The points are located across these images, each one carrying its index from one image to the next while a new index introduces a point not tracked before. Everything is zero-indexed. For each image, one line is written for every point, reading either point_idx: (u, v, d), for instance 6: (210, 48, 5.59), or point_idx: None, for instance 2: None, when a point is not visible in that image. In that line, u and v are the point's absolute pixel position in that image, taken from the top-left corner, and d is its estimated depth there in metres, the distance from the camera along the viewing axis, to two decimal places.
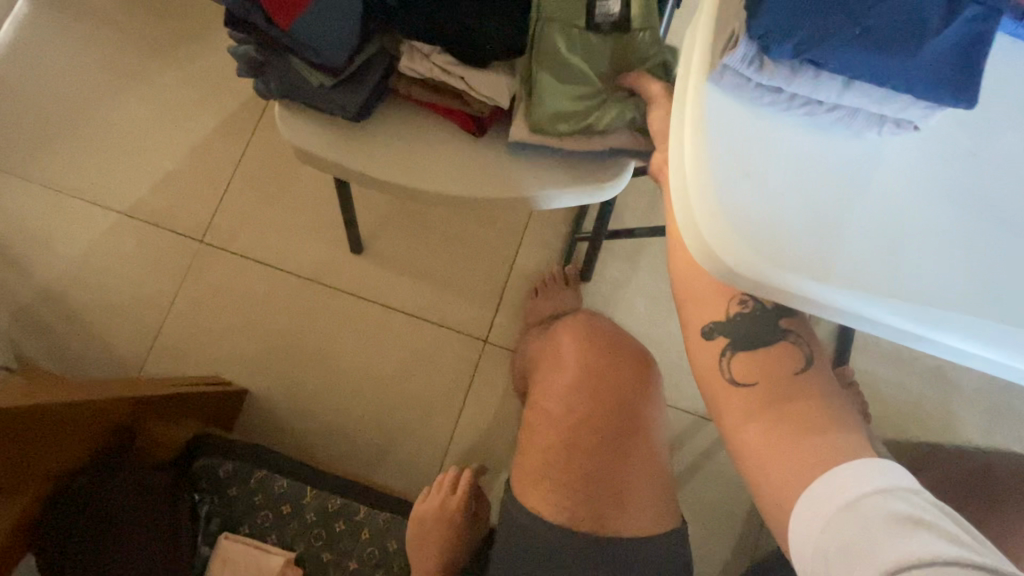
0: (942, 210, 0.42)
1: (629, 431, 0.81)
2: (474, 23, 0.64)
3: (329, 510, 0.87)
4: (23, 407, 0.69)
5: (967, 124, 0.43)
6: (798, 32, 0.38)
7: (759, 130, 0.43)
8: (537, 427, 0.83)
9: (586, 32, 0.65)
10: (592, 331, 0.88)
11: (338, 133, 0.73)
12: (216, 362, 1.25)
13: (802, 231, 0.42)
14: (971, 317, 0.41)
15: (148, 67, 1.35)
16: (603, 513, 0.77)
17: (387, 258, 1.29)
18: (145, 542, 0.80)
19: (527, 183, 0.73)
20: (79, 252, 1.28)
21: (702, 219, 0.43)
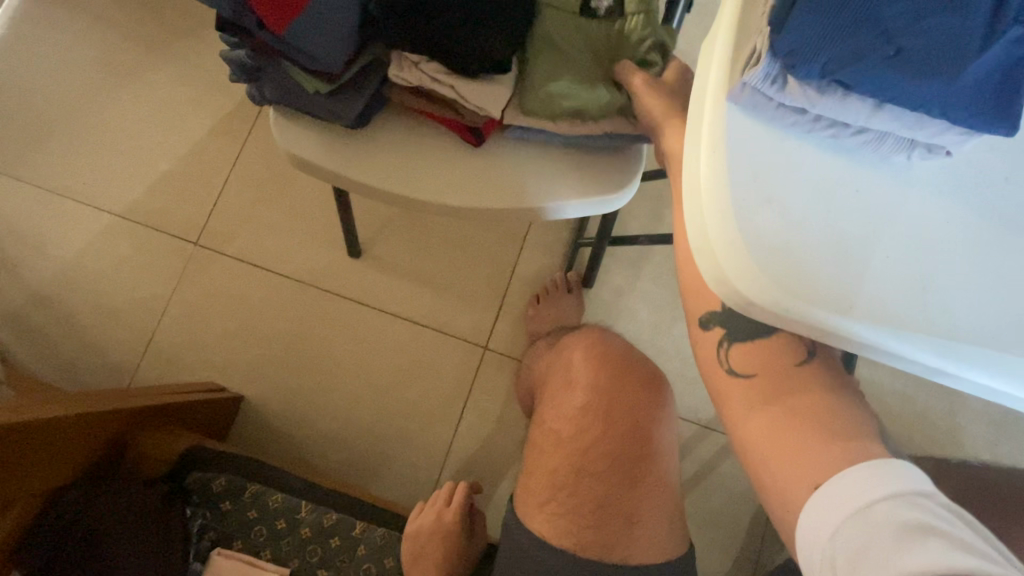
0: (974, 239, 0.40)
1: (636, 451, 0.78)
2: (467, 32, 0.61)
3: (324, 526, 0.85)
4: (13, 423, 0.66)
5: (1002, 150, 0.41)
6: (823, 53, 0.36)
7: (780, 153, 0.41)
8: (541, 446, 0.82)
9: (581, 17, 0.66)
10: (604, 348, 0.86)
11: (336, 141, 0.71)
12: (211, 368, 1.23)
13: (826, 260, 0.40)
14: (1004, 355, 0.38)
15: (142, 65, 1.32)
16: (604, 534, 0.75)
17: (386, 263, 1.27)
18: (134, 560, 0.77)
19: (530, 194, 0.71)
20: (71, 254, 1.26)
21: (719, 246, 0.41)
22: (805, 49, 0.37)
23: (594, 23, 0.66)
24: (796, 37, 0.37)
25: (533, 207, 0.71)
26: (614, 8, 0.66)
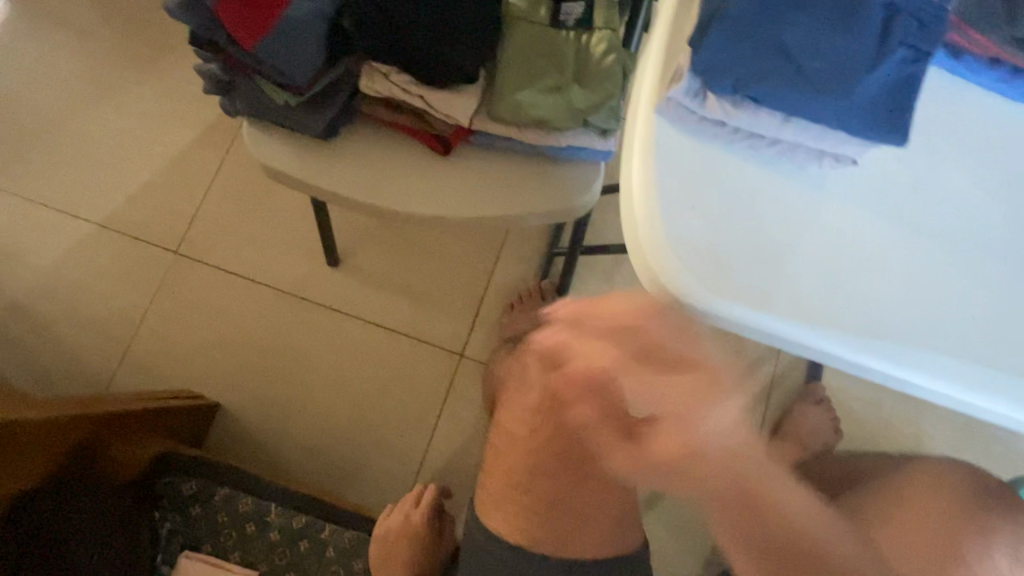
0: (885, 242, 0.44)
1: (590, 460, 0.76)
2: (433, 50, 0.64)
3: (295, 528, 0.86)
4: None
5: (907, 158, 0.45)
6: (733, 73, 0.41)
7: (705, 163, 0.45)
8: (497, 449, 0.85)
9: (550, 28, 0.70)
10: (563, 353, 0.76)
11: (307, 150, 0.74)
12: (188, 376, 1.24)
13: (747, 261, 0.43)
14: (917, 350, 0.42)
15: (125, 78, 1.34)
16: (562, 535, 0.78)
17: (364, 271, 1.29)
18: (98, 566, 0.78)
19: (492, 204, 0.74)
20: (49, 263, 1.27)
21: (651, 252, 0.43)
22: (719, 63, 0.41)
23: (562, 34, 0.70)
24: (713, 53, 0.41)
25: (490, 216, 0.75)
26: (582, 22, 0.70)
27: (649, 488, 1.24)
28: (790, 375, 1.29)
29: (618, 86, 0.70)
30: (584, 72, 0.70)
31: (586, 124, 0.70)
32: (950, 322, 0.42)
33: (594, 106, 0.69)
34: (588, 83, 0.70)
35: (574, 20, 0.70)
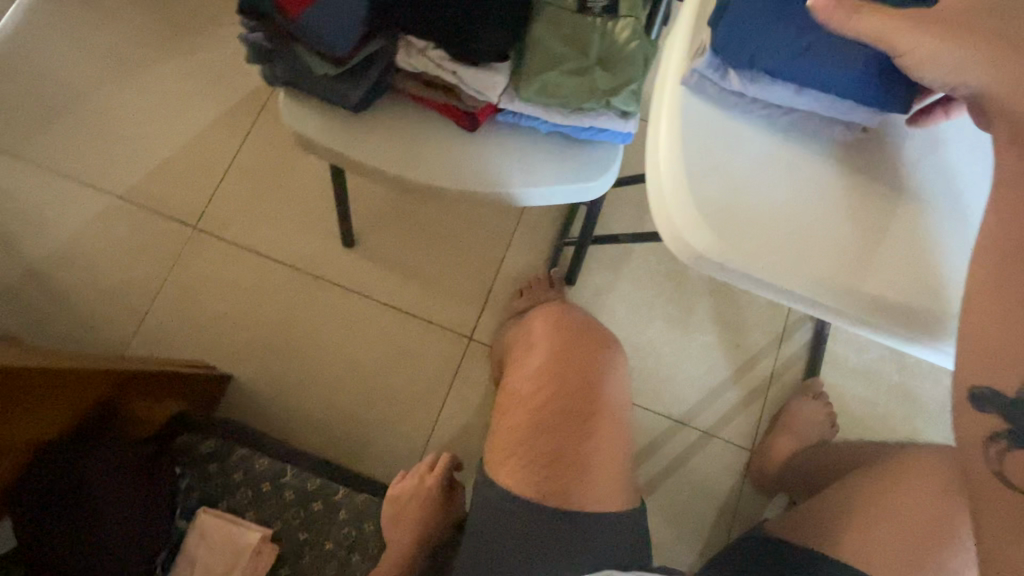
0: (842, 205, 0.61)
1: (589, 413, 0.92)
2: (467, 28, 0.68)
3: (307, 490, 0.88)
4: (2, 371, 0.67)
5: (861, 142, 0.62)
6: (750, 50, 0.56)
7: (717, 128, 0.60)
8: (506, 406, 0.96)
9: (578, 14, 0.73)
10: (564, 317, 1.05)
11: (340, 120, 0.77)
12: (200, 348, 1.26)
13: (750, 221, 0.59)
14: (852, 283, 0.59)
15: (152, 57, 1.38)
16: (569, 491, 0.86)
17: (378, 253, 1.32)
18: (120, 514, 0.81)
19: (515, 177, 0.78)
20: (68, 233, 1.29)
21: (671, 196, 0.59)
22: (736, 50, 0.57)
23: (588, 21, 0.73)
24: (725, 45, 0.57)
25: (512, 188, 0.78)
26: (607, 10, 0.74)
27: (647, 475, 1.27)
28: (790, 369, 1.32)
29: (640, 71, 0.73)
30: (608, 57, 0.74)
31: (607, 105, 0.73)
32: (879, 264, 0.60)
33: (617, 88, 0.73)
34: (611, 67, 0.73)
35: (600, 7, 0.74)
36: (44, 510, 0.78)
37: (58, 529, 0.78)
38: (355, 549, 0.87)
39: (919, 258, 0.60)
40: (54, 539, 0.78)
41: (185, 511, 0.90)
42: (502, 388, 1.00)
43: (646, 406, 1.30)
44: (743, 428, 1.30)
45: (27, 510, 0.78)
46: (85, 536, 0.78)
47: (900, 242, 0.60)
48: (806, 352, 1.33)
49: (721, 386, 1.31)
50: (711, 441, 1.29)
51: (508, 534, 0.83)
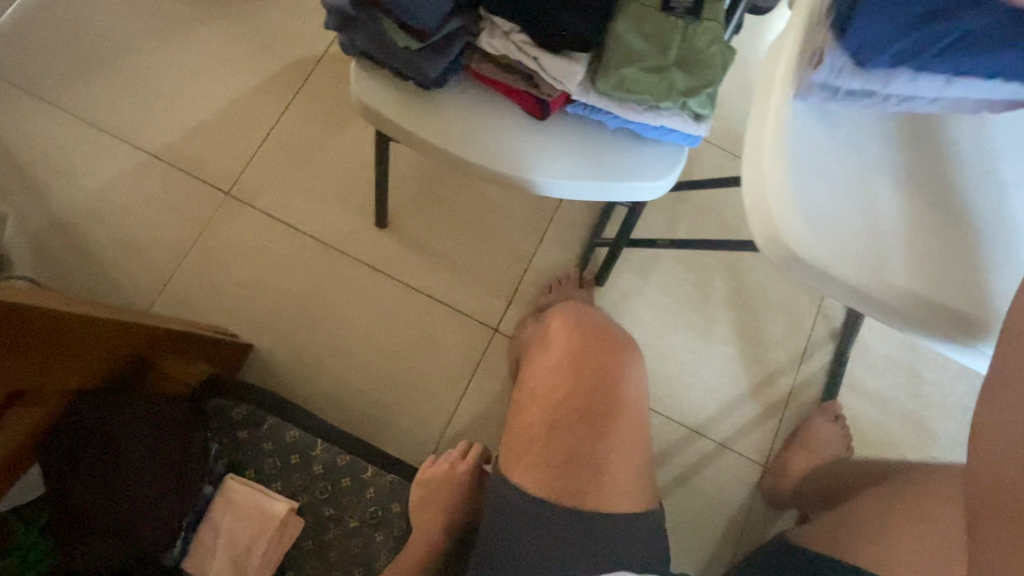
0: (920, 221, 0.67)
1: (603, 413, 0.94)
2: (552, 15, 0.68)
3: (337, 466, 0.87)
4: (52, 316, 0.65)
5: (943, 166, 0.69)
6: (890, 48, 0.55)
7: (813, 144, 0.68)
8: (522, 404, 1.00)
9: (662, 13, 0.73)
10: (580, 320, 1.07)
11: (410, 97, 0.77)
12: (223, 314, 1.25)
13: (836, 230, 0.66)
14: (923, 294, 0.65)
15: (197, 17, 1.36)
16: (585, 491, 0.87)
17: (410, 236, 1.31)
18: (154, 473, 0.81)
19: (579, 172, 0.78)
20: (98, 186, 1.27)
21: (769, 199, 0.67)
22: (871, 48, 0.56)
23: (671, 19, 0.73)
24: (863, 43, 0.56)
25: (574, 182, 0.78)
26: (691, 11, 0.73)
27: (661, 481, 1.27)
28: (808, 388, 1.33)
29: (719, 75, 0.73)
30: (688, 58, 0.73)
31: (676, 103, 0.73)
32: (948, 278, 0.66)
33: (694, 90, 0.73)
34: (690, 68, 0.73)
35: (684, 7, 0.73)
36: (75, 464, 0.78)
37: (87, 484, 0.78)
38: (380, 529, 0.88)
39: (984, 275, 0.66)
40: (86, 493, 0.78)
41: (212, 477, 0.89)
42: (520, 383, 1.03)
43: (666, 413, 1.30)
44: (756, 443, 1.30)
45: (57, 466, 0.77)
46: (117, 492, 0.79)
47: (969, 260, 0.66)
48: (826, 373, 1.33)
49: (739, 400, 1.31)
50: (725, 453, 1.29)
51: (532, 530, 0.83)
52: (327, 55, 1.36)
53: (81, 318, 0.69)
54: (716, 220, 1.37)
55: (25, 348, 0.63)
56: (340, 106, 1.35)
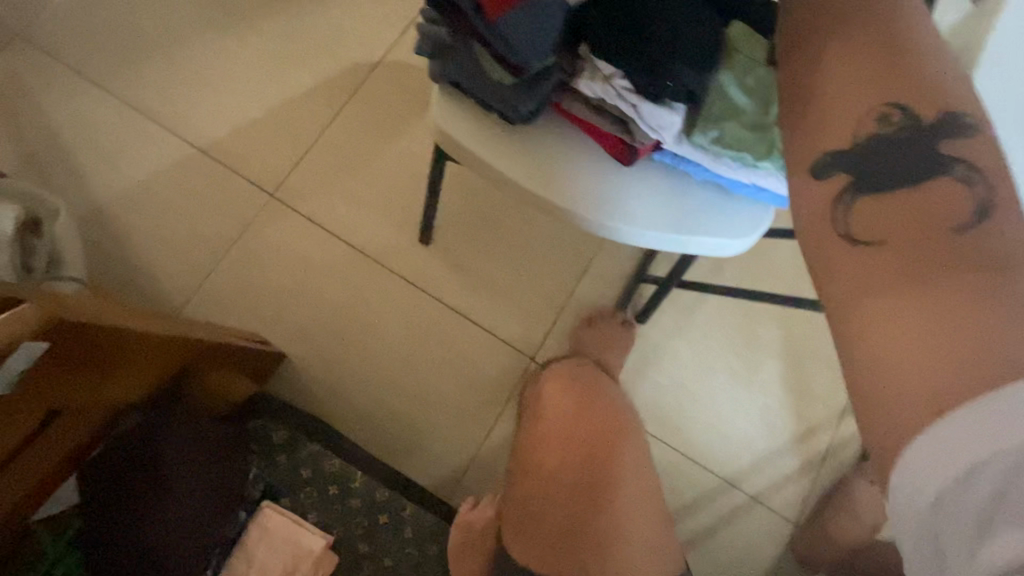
0: None
1: (598, 485, 0.94)
2: (663, 59, 0.62)
3: (375, 501, 0.92)
4: (118, 333, 0.63)
5: None
6: None
7: None
8: (524, 475, 0.95)
9: (769, 66, 0.69)
10: (577, 382, 0.99)
11: (493, 130, 0.74)
12: (257, 320, 1.22)
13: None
14: None
15: (256, 11, 1.33)
16: (585, 561, 0.91)
17: (453, 254, 1.28)
18: (197, 493, 0.80)
19: (655, 227, 0.74)
20: (142, 176, 1.24)
21: None
22: None
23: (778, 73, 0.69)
24: None
25: (647, 237, 0.75)
26: None
27: (689, 531, 1.24)
28: (847, 447, 1.28)
29: None
30: None
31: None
32: None
33: None
34: None
35: None
36: (120, 478, 0.78)
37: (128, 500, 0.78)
38: (413, 567, 0.92)
39: None
40: (127, 509, 0.78)
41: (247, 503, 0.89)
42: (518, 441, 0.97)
43: (699, 460, 1.26)
44: (789, 499, 1.26)
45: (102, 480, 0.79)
46: (157, 511, 0.78)
47: None
48: None
49: (776, 453, 1.27)
50: (756, 507, 1.25)
51: None
52: (383, 63, 1.33)
53: (144, 333, 0.67)
54: (766, 265, 1.33)
55: (82, 364, 0.61)
56: (392, 116, 1.31)
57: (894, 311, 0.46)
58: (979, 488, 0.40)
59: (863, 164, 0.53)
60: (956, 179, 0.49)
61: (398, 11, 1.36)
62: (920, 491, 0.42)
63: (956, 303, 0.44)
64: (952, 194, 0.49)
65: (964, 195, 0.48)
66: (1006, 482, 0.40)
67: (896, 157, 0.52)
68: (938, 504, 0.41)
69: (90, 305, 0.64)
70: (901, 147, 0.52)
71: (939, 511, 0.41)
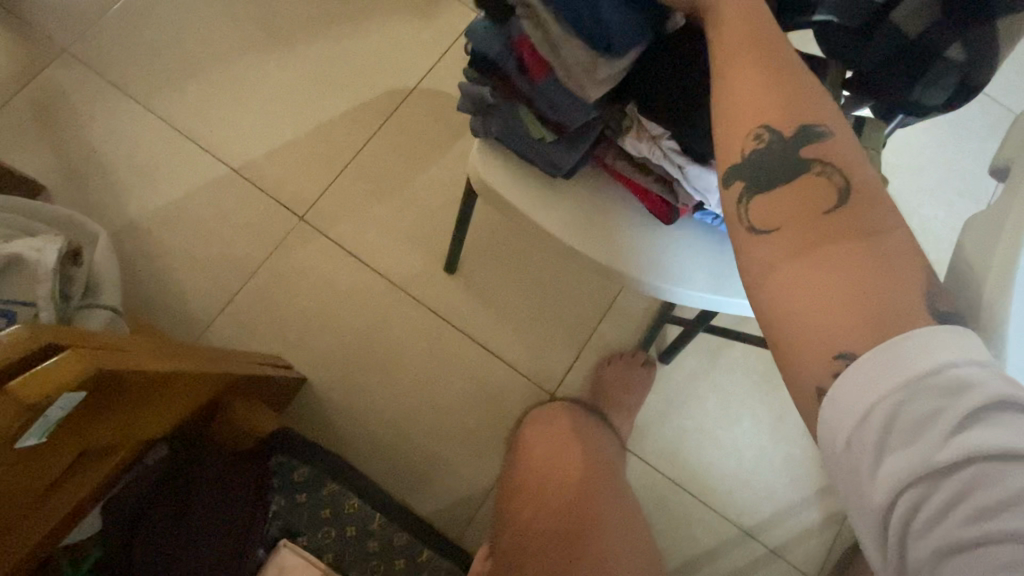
0: None
1: (575, 530, 0.89)
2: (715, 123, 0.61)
3: (393, 544, 0.91)
4: (161, 372, 0.67)
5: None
6: None
7: None
8: (516, 520, 0.93)
9: None
10: (561, 423, 1.03)
11: (533, 182, 0.74)
12: (281, 343, 1.22)
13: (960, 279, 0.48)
14: None
15: (296, 35, 1.35)
16: None
17: (477, 285, 1.27)
18: (221, 524, 0.83)
19: (692, 285, 0.73)
20: (176, 195, 1.26)
21: None
22: None
23: None
24: None
25: (680, 295, 0.73)
26: None
27: None
28: None
29: None
30: None
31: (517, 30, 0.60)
32: None
33: None
34: None
35: None
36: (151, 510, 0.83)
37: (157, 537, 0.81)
38: None
39: None
40: (153, 540, 0.80)
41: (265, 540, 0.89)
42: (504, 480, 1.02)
43: (717, 507, 1.23)
44: (810, 554, 1.22)
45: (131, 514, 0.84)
46: (183, 543, 0.81)
47: None
48: None
49: (797, 505, 1.24)
50: (775, 561, 1.22)
51: None
52: (417, 90, 1.34)
53: (184, 370, 0.72)
54: None
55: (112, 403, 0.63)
56: (423, 143, 1.32)
57: (794, 302, 0.40)
58: (888, 429, 0.36)
59: (744, 177, 0.47)
60: (815, 174, 0.44)
61: (435, 39, 1.37)
62: (833, 431, 0.37)
63: (830, 289, 0.39)
64: (824, 189, 0.44)
65: (835, 189, 0.43)
66: (904, 419, 0.35)
67: (777, 167, 0.46)
68: (850, 445, 0.36)
69: (134, 341, 0.68)
70: (778, 157, 0.46)
71: (850, 454, 0.36)
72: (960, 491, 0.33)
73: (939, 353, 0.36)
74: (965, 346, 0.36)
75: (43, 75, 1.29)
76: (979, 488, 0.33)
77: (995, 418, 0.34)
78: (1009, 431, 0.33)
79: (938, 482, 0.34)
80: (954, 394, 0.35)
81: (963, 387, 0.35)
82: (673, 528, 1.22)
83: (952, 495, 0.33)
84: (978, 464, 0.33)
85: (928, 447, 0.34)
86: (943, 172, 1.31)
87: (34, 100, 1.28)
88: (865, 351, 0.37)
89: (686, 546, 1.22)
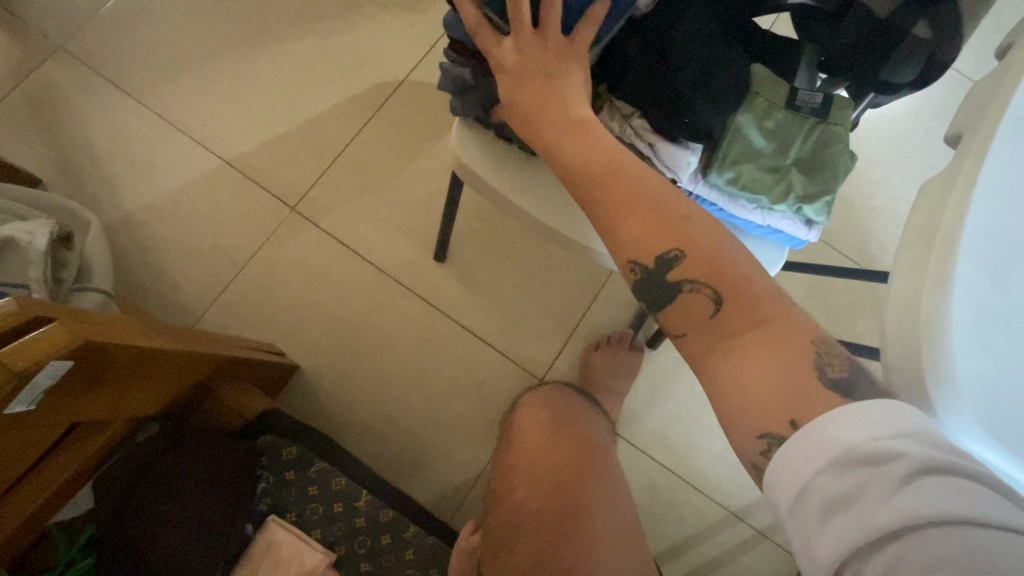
0: None
1: (565, 514, 0.87)
2: (688, 93, 0.63)
3: (379, 521, 0.96)
4: (149, 347, 0.68)
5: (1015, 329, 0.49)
6: None
7: None
8: (503, 498, 0.95)
9: (786, 112, 0.67)
10: (553, 409, 1.01)
11: (509, 162, 0.76)
12: (275, 331, 1.24)
13: (914, 251, 0.52)
14: None
15: (286, 30, 1.37)
16: None
17: (467, 273, 1.29)
18: (207, 500, 0.88)
19: None
20: (170, 187, 1.28)
21: None
22: None
23: (794, 116, 0.67)
24: None
25: None
26: (817, 110, 0.68)
27: (694, 562, 1.22)
28: None
29: (855, 166, 0.68)
30: (816, 162, 0.68)
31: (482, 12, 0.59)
32: None
33: (811, 195, 0.68)
34: (811, 171, 0.68)
35: (811, 107, 0.68)
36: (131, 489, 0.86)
37: (137, 511, 0.84)
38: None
39: None
40: (135, 521, 0.84)
41: (255, 515, 0.96)
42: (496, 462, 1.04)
43: (705, 490, 1.25)
44: None
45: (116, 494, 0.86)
46: (164, 520, 0.84)
47: None
48: None
49: None
50: (764, 542, 1.23)
51: None
52: (408, 82, 1.36)
53: (174, 348, 0.74)
54: None
55: (98, 378, 0.64)
56: (414, 133, 1.34)
57: (734, 363, 0.42)
58: (829, 498, 0.35)
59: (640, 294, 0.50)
60: (684, 291, 0.47)
61: (425, 31, 1.39)
62: (778, 499, 0.37)
63: None
64: (696, 302, 0.46)
65: (705, 298, 0.46)
66: (843, 487, 0.35)
67: (652, 294, 0.48)
68: (793, 512, 0.36)
69: (121, 320, 0.69)
70: (652, 286, 0.48)
71: (795, 522, 0.36)
72: (904, 555, 0.32)
73: (871, 425, 0.35)
74: (892, 416, 0.36)
75: (38, 71, 1.32)
76: (919, 552, 0.32)
77: (925, 485, 0.33)
78: (937, 497, 0.32)
79: (882, 548, 0.33)
80: (880, 464, 0.34)
81: (890, 456, 0.34)
82: (661, 511, 1.24)
83: (891, 567, 0.32)
84: (913, 532, 0.32)
85: (862, 519, 0.33)
86: (929, 158, 1.32)
87: (30, 95, 1.30)
88: (789, 433, 0.38)
89: (675, 528, 1.23)
